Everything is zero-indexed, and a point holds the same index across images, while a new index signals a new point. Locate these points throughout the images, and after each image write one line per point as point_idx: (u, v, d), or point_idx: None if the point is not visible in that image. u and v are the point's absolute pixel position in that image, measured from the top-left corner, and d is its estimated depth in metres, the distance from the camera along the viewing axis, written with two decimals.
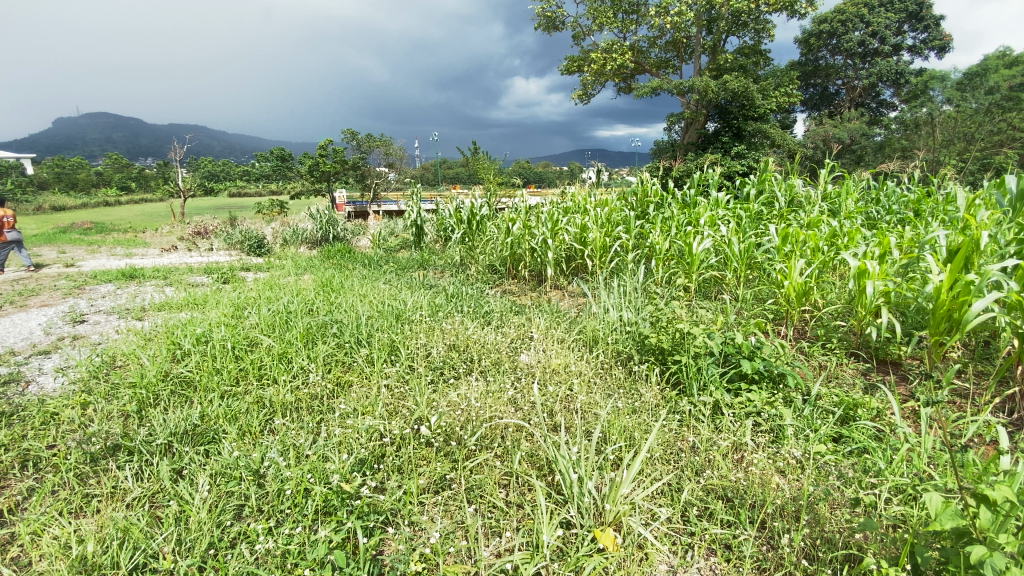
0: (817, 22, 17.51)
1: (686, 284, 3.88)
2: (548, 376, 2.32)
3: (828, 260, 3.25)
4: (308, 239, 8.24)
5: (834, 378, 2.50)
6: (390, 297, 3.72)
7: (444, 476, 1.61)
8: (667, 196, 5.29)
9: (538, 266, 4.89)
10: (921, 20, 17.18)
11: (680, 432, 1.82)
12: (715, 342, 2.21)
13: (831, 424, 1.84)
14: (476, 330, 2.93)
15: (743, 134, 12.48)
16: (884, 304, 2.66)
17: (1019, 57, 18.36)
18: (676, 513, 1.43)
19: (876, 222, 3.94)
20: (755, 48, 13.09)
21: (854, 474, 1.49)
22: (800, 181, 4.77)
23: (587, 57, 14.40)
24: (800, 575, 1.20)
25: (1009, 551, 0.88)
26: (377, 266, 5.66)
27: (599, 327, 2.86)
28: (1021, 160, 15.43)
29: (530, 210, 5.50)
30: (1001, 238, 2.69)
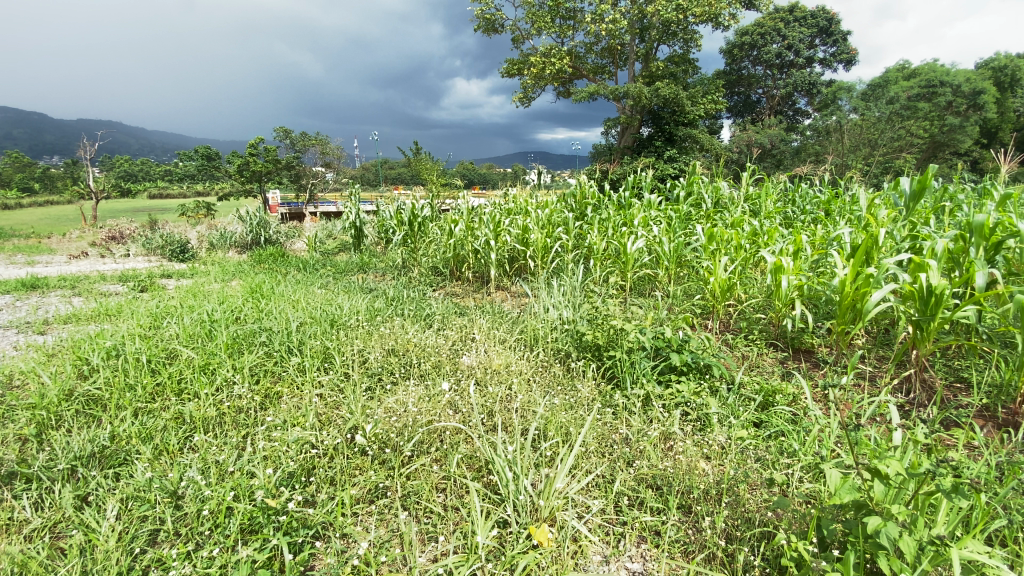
0: (739, 34, 18.68)
1: (621, 283, 4.01)
2: (488, 377, 2.32)
3: (749, 256, 3.47)
4: (237, 243, 7.79)
5: (755, 367, 2.67)
6: (325, 302, 3.57)
7: (379, 485, 1.56)
8: (604, 198, 5.46)
9: (481, 267, 4.89)
10: (830, 35, 18.68)
11: (614, 425, 1.87)
12: (647, 337, 2.30)
13: (751, 411, 1.96)
14: (416, 334, 2.88)
15: (674, 138, 13.10)
16: (798, 297, 2.87)
17: (915, 71, 20.34)
18: (609, 504, 1.47)
19: (792, 221, 4.25)
20: (684, 57, 13.75)
21: (771, 457, 1.59)
22: (725, 183, 5.06)
23: (526, 61, 14.59)
24: (722, 555, 1.26)
25: (901, 519, 0.97)
26: (314, 270, 5.45)
27: (539, 326, 2.90)
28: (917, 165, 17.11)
29: (472, 212, 5.49)
30: (896, 235, 2.97)
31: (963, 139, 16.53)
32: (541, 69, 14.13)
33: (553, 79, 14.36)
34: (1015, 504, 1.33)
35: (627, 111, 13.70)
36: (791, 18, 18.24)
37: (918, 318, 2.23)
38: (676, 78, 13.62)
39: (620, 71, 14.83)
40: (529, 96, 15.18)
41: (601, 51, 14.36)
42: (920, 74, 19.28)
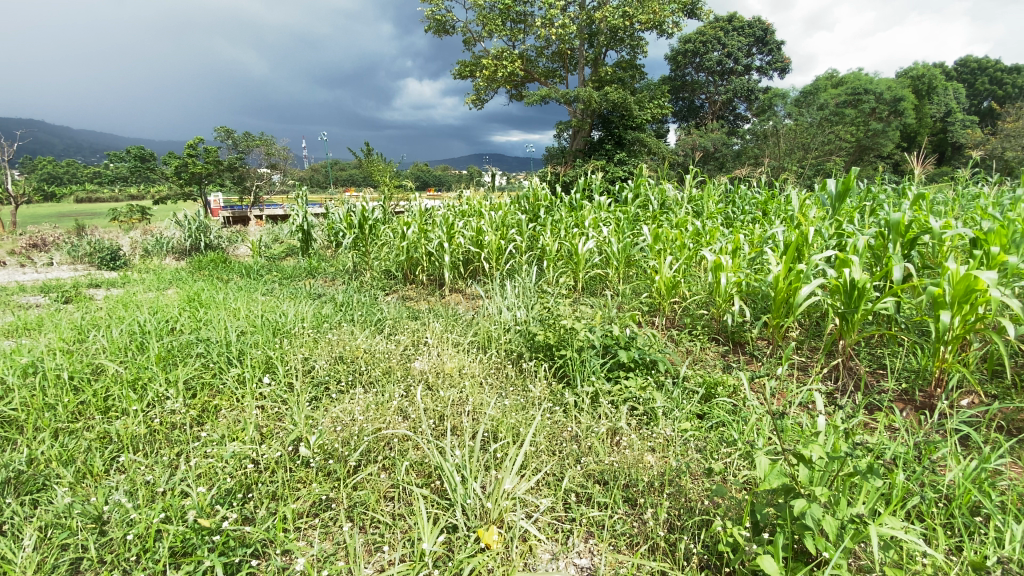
0: (683, 42, 19.43)
1: (573, 283, 4.07)
2: (439, 381, 2.29)
3: (692, 255, 3.61)
4: (175, 249, 7.35)
5: (699, 361, 2.78)
6: (268, 310, 3.43)
7: (323, 498, 1.51)
8: (556, 200, 5.53)
9: (435, 270, 4.84)
10: (766, 45, 19.72)
11: (564, 423, 1.90)
12: (596, 336, 2.35)
13: (695, 404, 2.03)
14: (366, 340, 2.82)
15: (624, 141, 13.47)
16: (737, 293, 3.01)
17: (843, 80, 21.79)
18: (558, 502, 1.49)
19: (733, 221, 4.45)
20: (631, 62, 14.15)
21: (711, 447, 1.66)
22: (670, 186, 5.24)
23: (478, 63, 14.59)
24: (665, 545, 1.30)
25: (824, 501, 1.03)
26: (259, 276, 5.22)
27: (493, 328, 2.90)
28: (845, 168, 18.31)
29: (425, 214, 5.42)
30: (824, 233, 3.17)
31: (884, 143, 17.84)
32: (492, 72, 14.16)
33: (505, 81, 14.41)
34: (929, 480, 1.44)
35: (577, 114, 13.95)
36: (730, 27, 19.10)
37: (844, 311, 2.39)
38: (624, 83, 13.98)
39: (570, 75, 15.08)
40: (481, 98, 15.17)
41: (551, 56, 14.56)
42: (846, 83, 20.66)
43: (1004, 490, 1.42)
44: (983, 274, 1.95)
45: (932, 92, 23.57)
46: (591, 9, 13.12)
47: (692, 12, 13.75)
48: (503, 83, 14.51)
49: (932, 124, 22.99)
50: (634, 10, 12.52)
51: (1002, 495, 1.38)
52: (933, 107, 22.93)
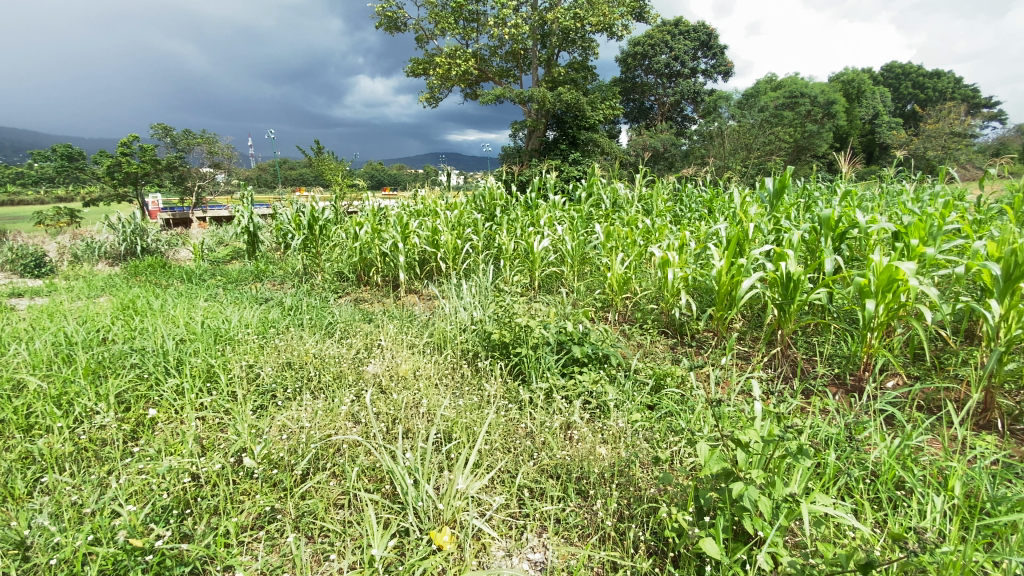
0: (632, 45, 19.92)
1: (529, 281, 4.10)
2: (392, 384, 2.25)
3: (642, 252, 3.71)
4: (108, 253, 6.87)
5: (649, 353, 2.86)
6: (210, 316, 3.26)
7: (268, 509, 1.46)
8: (511, 200, 5.56)
9: (390, 271, 4.75)
10: (710, 49, 20.49)
11: (518, 420, 1.91)
12: (550, 332, 2.37)
13: (645, 395, 2.09)
14: (315, 344, 2.73)
15: (578, 142, 13.68)
16: (684, 288, 3.12)
17: (781, 84, 22.95)
18: (512, 499, 1.49)
19: (681, 218, 4.60)
20: (583, 64, 14.38)
21: (659, 436, 1.72)
22: (622, 185, 5.37)
23: (431, 61, 14.43)
24: (615, 535, 1.34)
25: (760, 482, 1.08)
26: (201, 281, 4.96)
27: (448, 328, 2.87)
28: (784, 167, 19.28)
29: (377, 215, 5.31)
30: (764, 229, 3.33)
31: (818, 143, 18.90)
32: (446, 70, 14.04)
33: (459, 80, 14.32)
34: (857, 458, 1.54)
35: (531, 114, 14.04)
36: (676, 31, 19.72)
37: (781, 302, 2.52)
38: (576, 84, 14.18)
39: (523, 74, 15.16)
40: (435, 96, 15.00)
41: (504, 56, 14.60)
42: (784, 86, 21.78)
43: (924, 464, 1.54)
44: (903, 266, 2.11)
45: (861, 96, 25.19)
46: (542, 9, 13.21)
47: (641, 16, 14.10)
48: (457, 82, 14.40)
49: (861, 126, 24.58)
50: (584, 12, 12.72)
51: (922, 469, 1.50)
52: (862, 109, 24.49)
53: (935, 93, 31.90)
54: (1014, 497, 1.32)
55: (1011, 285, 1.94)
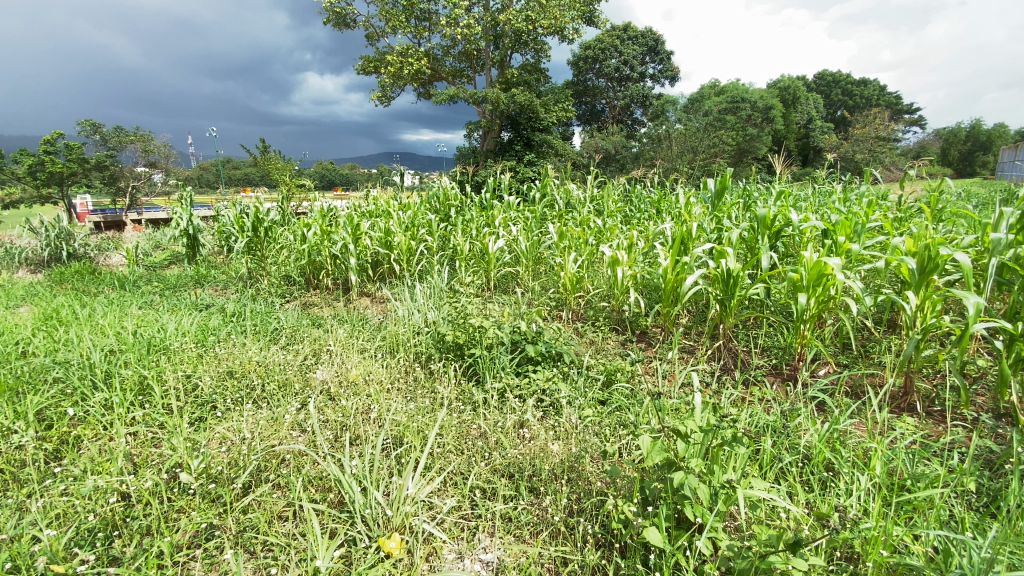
0: (583, 48, 20.29)
1: (484, 282, 4.10)
2: (342, 391, 2.19)
3: (594, 251, 3.79)
4: (29, 259, 6.34)
5: (601, 350, 2.92)
6: (144, 325, 3.07)
7: (206, 526, 1.39)
8: (465, 200, 5.55)
9: (341, 274, 4.62)
10: (657, 54, 21.14)
11: (471, 421, 1.90)
12: (504, 332, 2.37)
13: (597, 391, 2.13)
14: (260, 352, 2.62)
15: (532, 143, 13.78)
16: (632, 285, 3.21)
17: (724, 89, 23.99)
18: (464, 500, 1.49)
19: (631, 219, 4.72)
20: (535, 66, 14.50)
21: (609, 431, 1.76)
22: (574, 186, 5.45)
23: (382, 59, 14.18)
24: (565, 529, 1.36)
25: (698, 471, 1.13)
26: (135, 288, 4.66)
27: (402, 331, 2.83)
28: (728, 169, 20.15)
29: (327, 216, 5.16)
30: (707, 228, 3.47)
31: (758, 146, 19.87)
32: (398, 69, 13.80)
33: (411, 79, 14.10)
34: (791, 443, 1.64)
35: (485, 115, 14.02)
36: (626, 36, 20.21)
37: (723, 297, 2.63)
38: (530, 85, 14.28)
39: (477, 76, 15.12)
40: (387, 95, 14.70)
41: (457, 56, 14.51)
42: (726, 92, 22.77)
43: (851, 446, 1.65)
44: (831, 262, 2.25)
45: (795, 103, 26.69)
46: (494, 11, 13.23)
47: (591, 20, 14.36)
48: (409, 80, 14.19)
49: (797, 130, 26.04)
50: (536, 15, 12.82)
51: (849, 450, 1.60)
52: (797, 115, 25.94)
53: (860, 101, 34.27)
54: (927, 473, 1.43)
55: (925, 277, 2.10)
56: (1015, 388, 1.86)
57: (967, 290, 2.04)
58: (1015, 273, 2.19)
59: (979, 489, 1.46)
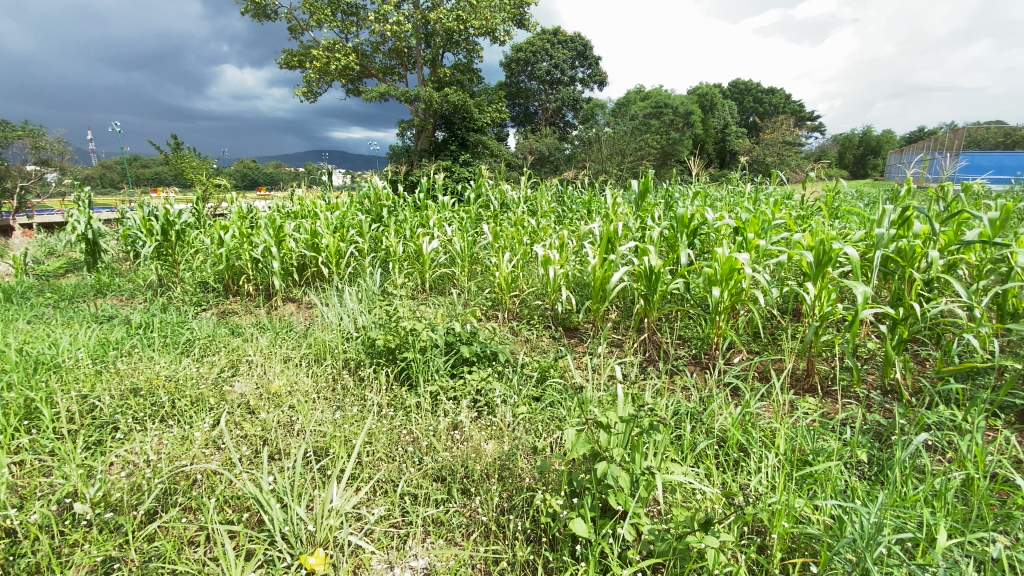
0: (514, 50, 20.48)
1: (419, 284, 4.02)
2: (262, 403, 2.07)
3: (527, 251, 3.83)
4: None
5: (535, 347, 2.97)
6: (32, 340, 2.74)
7: (105, 560, 1.27)
8: (398, 201, 5.42)
9: (263, 279, 4.35)
10: (586, 59, 21.74)
11: (402, 425, 1.86)
12: (438, 334, 2.34)
13: (532, 388, 2.16)
14: (170, 365, 2.42)
15: (466, 143, 13.66)
16: (564, 283, 3.28)
17: (649, 94, 25.09)
18: (394, 508, 1.46)
19: (563, 218, 4.81)
20: (467, 66, 14.45)
21: (542, 428, 1.79)
22: (508, 187, 5.49)
23: (306, 53, 13.56)
24: (495, 529, 1.37)
25: (620, 459, 1.18)
26: (21, 299, 4.15)
27: (330, 337, 2.71)
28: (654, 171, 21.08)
29: (247, 218, 4.85)
30: (632, 227, 3.61)
31: (680, 150, 20.98)
32: (324, 64, 13.25)
33: (338, 74, 13.57)
34: (709, 428, 1.74)
35: (417, 114, 13.78)
36: (556, 40, 20.58)
37: (647, 292, 2.76)
38: (462, 86, 14.19)
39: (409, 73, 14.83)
40: (312, 90, 14.06)
41: (387, 53, 14.16)
42: (651, 97, 23.86)
43: (761, 427, 1.77)
44: (741, 258, 2.42)
45: (712, 108, 28.43)
46: (425, 8, 13.02)
47: (522, 23, 14.51)
48: (336, 76, 13.65)
49: (715, 134, 27.77)
50: (467, 15, 12.79)
51: (758, 431, 1.73)
52: (715, 120, 27.65)
53: (768, 108, 37.10)
54: (825, 448, 1.58)
55: (821, 269, 2.31)
56: (896, 367, 2.09)
57: (856, 280, 2.27)
58: (895, 264, 2.46)
59: (869, 459, 1.62)
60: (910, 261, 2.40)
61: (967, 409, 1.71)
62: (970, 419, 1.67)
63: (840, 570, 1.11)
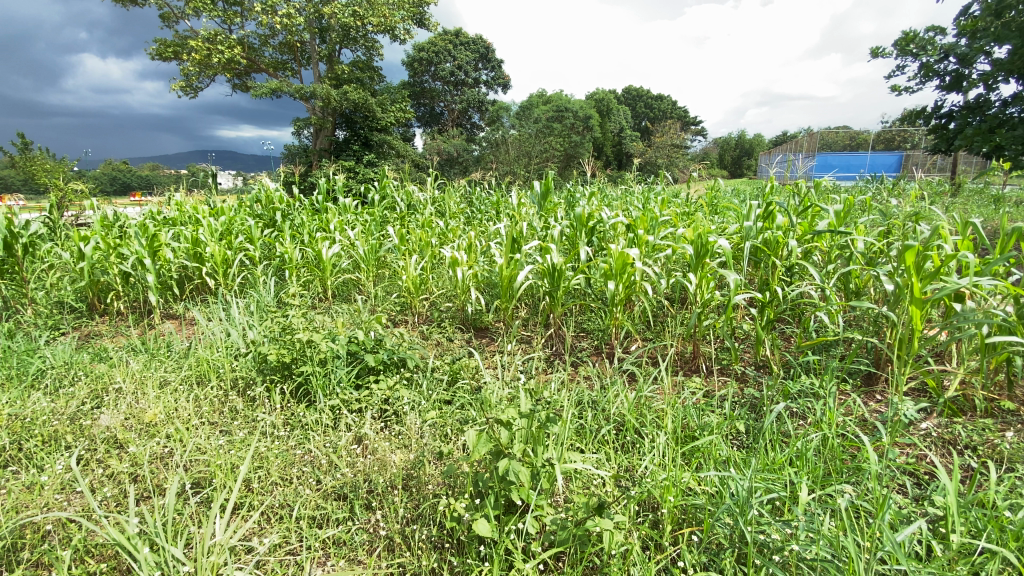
0: (416, 49, 20.11)
1: (321, 291, 3.81)
2: (133, 435, 1.84)
3: (435, 253, 3.77)
4: None
5: (446, 349, 2.93)
6: None
7: None
8: (293, 204, 5.08)
9: (136, 295, 3.87)
10: (489, 62, 21.92)
11: (299, 444, 1.75)
12: (339, 344, 2.21)
13: (442, 392, 2.12)
14: (15, 401, 2.07)
15: (369, 143, 13.15)
16: (472, 284, 3.28)
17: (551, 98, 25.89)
18: (289, 534, 1.37)
19: (472, 219, 4.80)
20: (367, 63, 13.93)
21: (451, 431, 1.77)
22: (415, 188, 5.37)
23: (183, 44, 12.31)
24: (401, 540, 1.34)
25: (520, 455, 1.21)
26: None
27: (216, 356, 2.46)
28: (558, 172, 21.77)
29: (113, 226, 4.28)
30: (537, 226, 3.69)
31: (582, 151, 21.89)
32: (204, 56, 12.12)
33: (221, 69, 12.49)
34: (612, 414, 1.84)
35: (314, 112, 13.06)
36: (458, 41, 20.50)
37: (551, 289, 2.84)
38: (362, 84, 13.67)
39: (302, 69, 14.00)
40: (191, 85, 12.78)
41: (280, 46, 13.14)
42: (552, 100, 24.63)
43: (654, 409, 1.90)
44: (632, 253, 2.59)
45: (609, 113, 30.02)
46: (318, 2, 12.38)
47: (423, 22, 14.28)
48: (219, 70, 12.54)
49: (612, 137, 29.34)
50: (364, 11, 12.33)
51: (652, 413, 1.85)
52: (611, 124, 29.22)
53: (657, 113, 39.87)
54: (709, 424, 1.73)
55: (700, 260, 2.53)
56: (766, 344, 2.35)
57: (730, 269, 2.50)
58: (763, 254, 2.75)
59: (746, 429, 1.80)
60: (774, 250, 2.70)
61: (822, 377, 1.96)
62: (825, 386, 1.91)
63: (720, 534, 1.22)
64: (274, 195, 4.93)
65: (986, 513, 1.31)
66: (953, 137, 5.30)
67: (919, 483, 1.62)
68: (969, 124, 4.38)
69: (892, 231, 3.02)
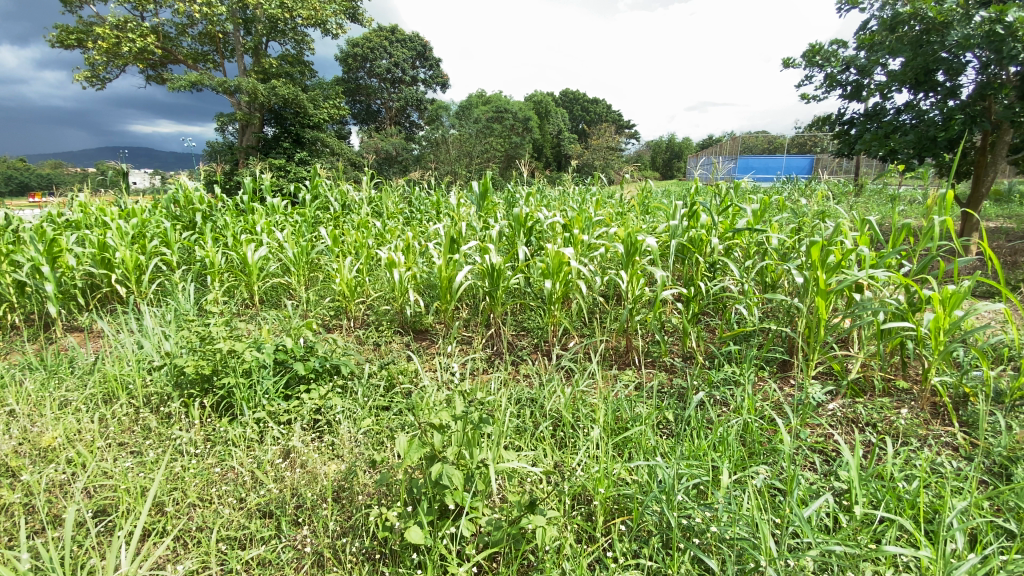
0: (349, 44, 19.45)
1: (248, 297, 3.60)
2: (27, 462, 1.66)
3: (371, 254, 3.66)
4: None
5: (384, 353, 2.86)
6: None
7: None
8: (215, 205, 4.76)
9: (33, 306, 3.49)
10: (426, 60, 21.61)
11: (220, 462, 1.65)
12: (266, 353, 2.09)
13: (378, 399, 2.06)
14: None
15: (300, 140, 12.57)
16: (410, 285, 3.22)
17: (489, 99, 25.89)
18: (208, 558, 1.29)
19: (411, 220, 4.71)
20: (297, 58, 13.31)
21: (386, 438, 1.72)
22: (349, 188, 5.20)
23: (86, 30, 11.24)
24: (331, 554, 1.29)
25: (454, 459, 1.20)
26: None
27: (127, 371, 2.26)
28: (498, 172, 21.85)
29: (3, 230, 3.84)
30: (475, 226, 3.68)
31: (521, 152, 22.08)
32: (113, 45, 11.14)
33: (132, 58, 11.53)
34: (550, 412, 1.86)
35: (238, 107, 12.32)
36: (394, 38, 20.04)
37: (489, 288, 2.84)
38: (291, 79, 13.05)
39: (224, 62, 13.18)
40: (97, 75, 11.72)
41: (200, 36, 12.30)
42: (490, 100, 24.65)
43: (589, 403, 1.95)
44: (567, 252, 2.63)
45: (547, 114, 30.46)
46: None
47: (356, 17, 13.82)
48: (129, 60, 11.58)
49: (550, 138, 29.80)
50: (292, 3, 11.77)
51: (588, 408, 1.90)
52: (549, 125, 29.69)
53: (593, 115, 40.95)
54: (640, 415, 1.79)
55: (631, 258, 2.62)
56: (692, 337, 2.47)
57: (658, 266, 2.61)
58: (689, 251, 2.89)
59: (675, 419, 1.89)
60: (699, 247, 2.85)
61: (742, 366, 2.09)
62: (745, 374, 2.04)
63: (650, 522, 1.28)
64: (193, 195, 4.60)
65: (884, 484, 1.45)
66: (854, 142, 5.81)
67: (825, 459, 1.77)
68: (868, 130, 4.83)
69: (803, 228, 3.27)
